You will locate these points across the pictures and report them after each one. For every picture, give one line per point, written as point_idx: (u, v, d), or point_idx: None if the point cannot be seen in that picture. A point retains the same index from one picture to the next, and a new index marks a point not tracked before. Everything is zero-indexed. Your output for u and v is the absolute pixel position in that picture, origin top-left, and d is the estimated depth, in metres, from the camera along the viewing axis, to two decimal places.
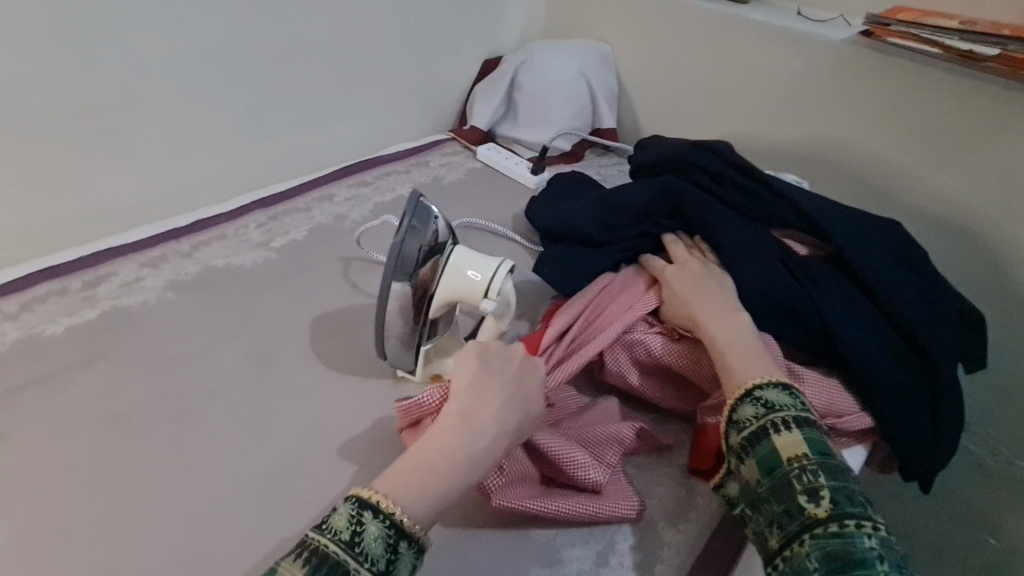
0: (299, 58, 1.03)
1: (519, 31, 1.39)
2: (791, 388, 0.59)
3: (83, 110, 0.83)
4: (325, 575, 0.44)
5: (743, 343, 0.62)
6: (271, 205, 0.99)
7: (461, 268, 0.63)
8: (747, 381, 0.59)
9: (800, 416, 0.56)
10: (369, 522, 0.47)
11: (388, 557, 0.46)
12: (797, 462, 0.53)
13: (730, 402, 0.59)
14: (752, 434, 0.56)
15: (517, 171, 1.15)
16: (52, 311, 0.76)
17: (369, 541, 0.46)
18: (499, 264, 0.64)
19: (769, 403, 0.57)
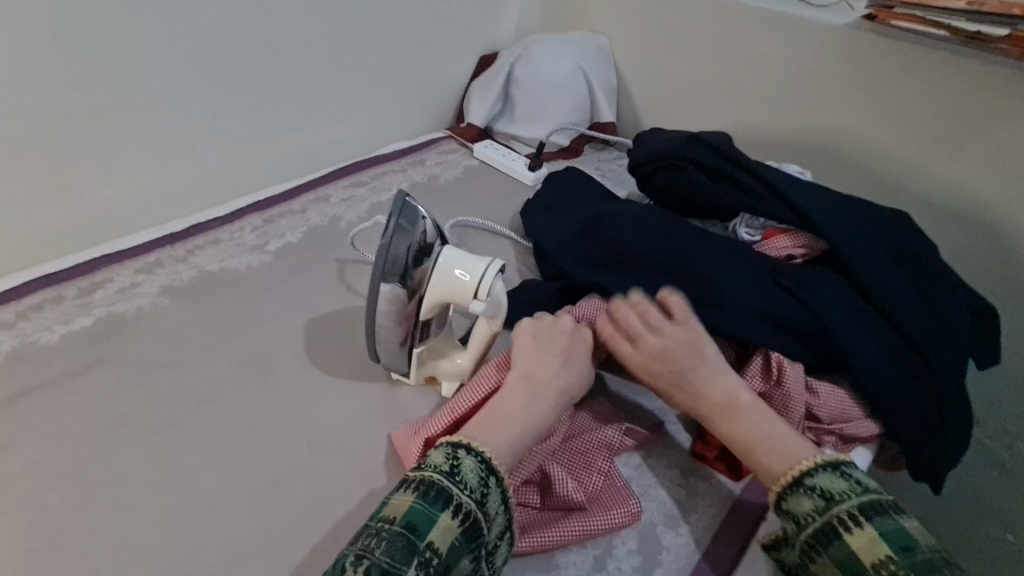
0: (293, 59, 1.03)
1: (515, 25, 1.37)
2: (846, 469, 0.54)
3: (76, 116, 0.83)
4: (432, 501, 0.48)
5: (768, 435, 0.59)
6: (266, 207, 0.98)
7: (450, 268, 0.62)
8: (785, 470, 0.56)
9: (869, 503, 0.51)
10: (464, 457, 0.52)
11: (482, 490, 0.50)
12: (882, 567, 0.48)
13: (778, 493, 0.55)
14: (819, 530, 0.51)
15: (515, 167, 1.13)
16: (48, 318, 0.76)
17: (466, 473, 0.50)
18: (489, 264, 0.62)
19: (826, 492, 0.53)
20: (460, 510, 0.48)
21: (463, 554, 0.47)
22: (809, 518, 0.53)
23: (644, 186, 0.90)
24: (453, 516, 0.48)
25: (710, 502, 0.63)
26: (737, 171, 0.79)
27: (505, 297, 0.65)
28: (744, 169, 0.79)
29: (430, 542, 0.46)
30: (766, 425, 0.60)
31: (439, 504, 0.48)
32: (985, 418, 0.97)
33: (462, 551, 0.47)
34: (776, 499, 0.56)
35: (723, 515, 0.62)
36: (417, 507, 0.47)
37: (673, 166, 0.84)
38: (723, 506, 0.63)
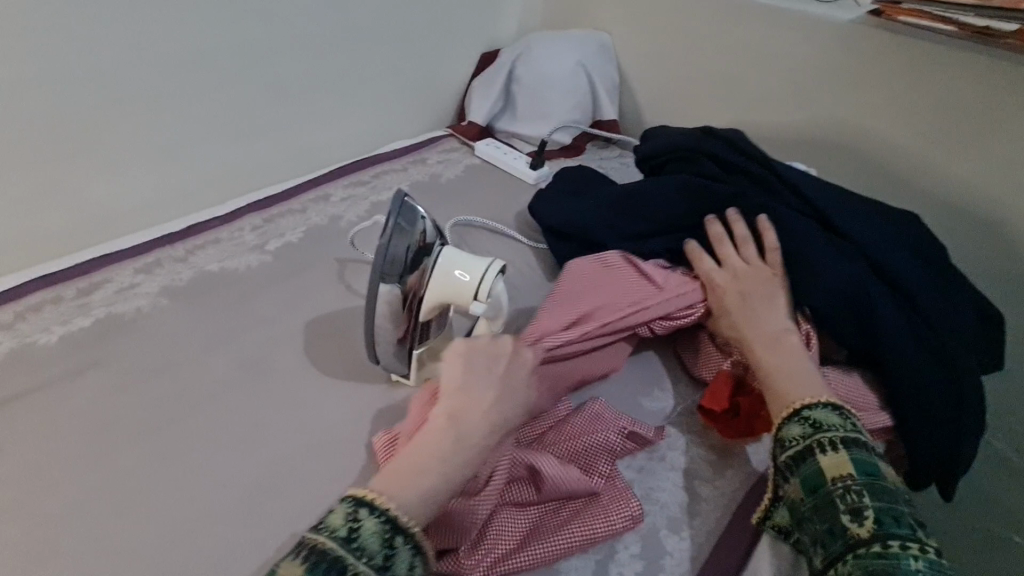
0: (293, 57, 1.02)
1: (517, 23, 1.36)
2: (842, 408, 0.56)
3: (74, 116, 0.82)
4: (324, 571, 0.42)
5: (794, 370, 0.60)
6: (266, 207, 0.98)
7: (449, 268, 0.61)
8: (800, 400, 0.57)
9: (851, 437, 0.53)
10: (365, 516, 0.46)
11: (386, 552, 0.45)
12: (842, 483, 0.51)
13: (776, 421, 0.57)
14: (797, 452, 0.54)
15: (517, 166, 1.12)
16: (47, 318, 0.76)
17: (366, 536, 0.45)
18: (490, 265, 0.62)
19: (817, 423, 0.55)
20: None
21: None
22: (793, 442, 0.55)
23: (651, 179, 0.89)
24: None
25: (713, 505, 0.62)
26: (752, 164, 0.79)
27: (506, 297, 0.64)
28: (759, 163, 0.79)
29: None
30: (792, 359, 0.61)
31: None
32: (994, 420, 0.95)
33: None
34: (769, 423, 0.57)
35: (727, 517, 0.61)
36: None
37: (685, 158, 0.83)
38: (726, 509, 0.62)
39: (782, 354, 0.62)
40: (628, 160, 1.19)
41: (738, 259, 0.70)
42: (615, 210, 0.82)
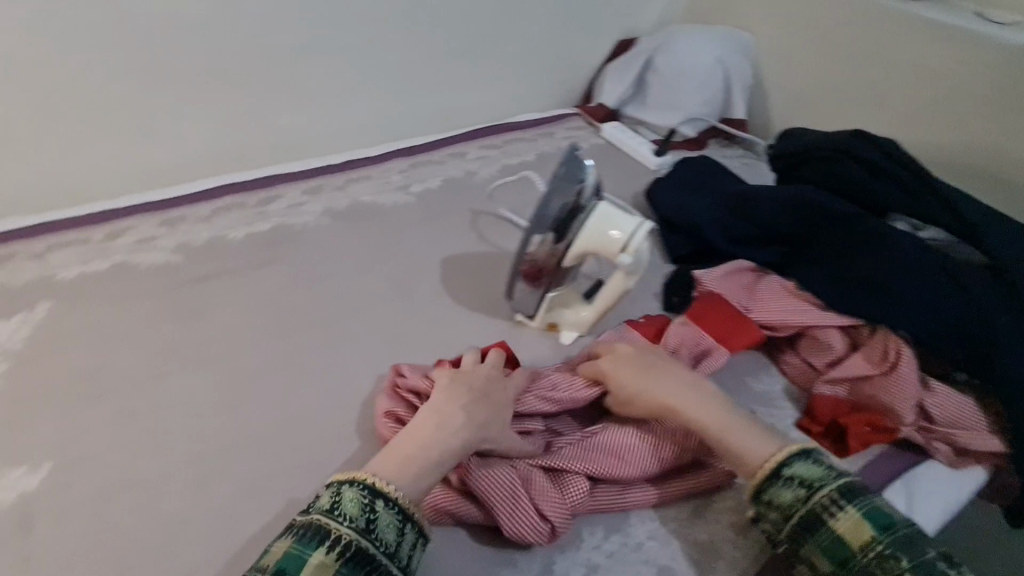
0: (455, 22, 1.11)
1: (658, 15, 1.40)
2: (813, 451, 0.54)
3: (275, 50, 0.96)
4: (306, 539, 0.44)
5: (726, 422, 0.57)
6: (410, 155, 1.09)
7: (602, 219, 0.66)
8: (760, 465, 0.54)
9: (848, 488, 0.51)
10: (346, 489, 0.48)
11: (367, 516, 0.46)
12: (869, 548, 0.48)
13: (756, 487, 0.53)
14: (805, 519, 0.51)
15: (641, 151, 1.16)
16: (235, 218, 0.90)
17: (346, 504, 0.47)
18: (638, 225, 0.66)
19: (804, 480, 0.52)
20: (340, 544, 0.44)
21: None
22: (790, 509, 0.52)
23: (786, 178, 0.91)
24: (329, 550, 0.44)
25: None
26: (902, 170, 0.78)
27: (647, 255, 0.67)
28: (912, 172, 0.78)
29: None
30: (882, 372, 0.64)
31: (314, 541, 0.44)
32: None
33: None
34: (752, 491, 0.54)
35: None
36: (291, 549, 0.44)
37: (827, 158, 0.84)
38: None
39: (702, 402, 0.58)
40: (749, 161, 1.19)
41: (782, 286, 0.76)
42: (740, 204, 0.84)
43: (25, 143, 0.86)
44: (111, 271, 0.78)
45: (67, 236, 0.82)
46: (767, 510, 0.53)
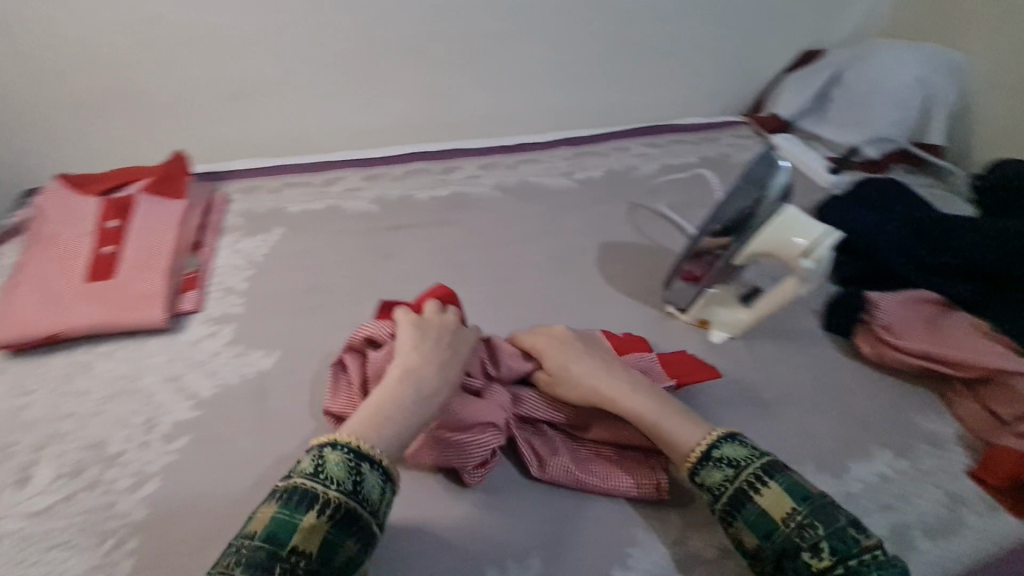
0: (641, 21, 1.14)
1: (854, 28, 1.31)
2: (743, 435, 0.55)
3: (477, 38, 1.07)
4: (294, 504, 0.44)
5: (659, 413, 0.57)
6: (576, 144, 1.14)
7: (787, 225, 0.63)
8: (691, 450, 0.54)
9: (770, 465, 0.51)
10: (329, 452, 0.47)
11: (353, 477, 0.46)
12: (790, 520, 0.48)
13: (690, 467, 0.54)
14: (731, 497, 0.51)
15: (813, 167, 1.11)
16: (423, 181, 1.02)
17: (330, 465, 0.46)
18: (825, 232, 0.63)
19: (730, 460, 0.52)
20: (327, 503, 0.44)
21: (344, 542, 0.44)
22: (720, 490, 0.52)
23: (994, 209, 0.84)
24: (319, 511, 0.44)
25: (985, 538, 0.58)
26: None
27: (825, 266, 0.64)
28: None
29: (296, 545, 0.42)
30: None
31: (302, 504, 0.44)
32: None
33: (342, 541, 0.44)
34: (687, 474, 0.54)
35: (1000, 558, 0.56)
36: (277, 514, 0.43)
37: None
38: (1001, 550, 0.57)
39: (644, 398, 0.58)
40: (941, 192, 1.08)
41: (968, 327, 0.71)
42: (934, 232, 0.80)
43: (275, 100, 1.05)
44: (325, 212, 0.94)
45: (295, 179, 1.00)
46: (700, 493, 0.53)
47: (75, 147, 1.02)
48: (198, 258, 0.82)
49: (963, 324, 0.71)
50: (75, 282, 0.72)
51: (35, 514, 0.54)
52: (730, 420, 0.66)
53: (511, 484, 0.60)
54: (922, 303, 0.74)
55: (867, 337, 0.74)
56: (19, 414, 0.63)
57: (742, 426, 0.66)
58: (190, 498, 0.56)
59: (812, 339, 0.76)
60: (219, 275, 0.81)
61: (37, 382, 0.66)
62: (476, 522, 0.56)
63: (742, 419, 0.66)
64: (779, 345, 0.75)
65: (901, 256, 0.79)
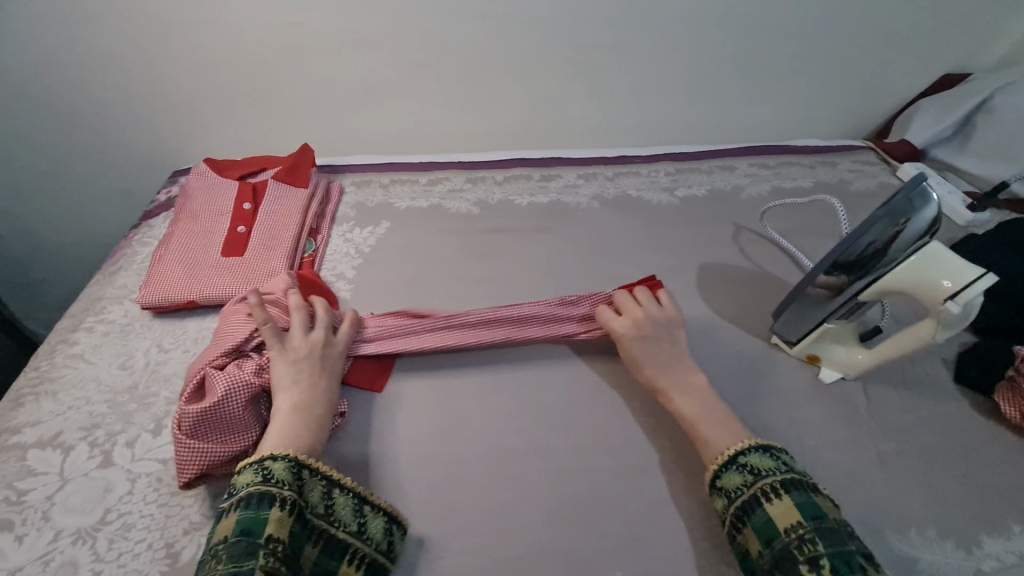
0: (762, 39, 1.09)
1: (1010, 51, 1.18)
2: (775, 451, 0.53)
3: (589, 50, 1.07)
4: (258, 503, 0.47)
5: (704, 413, 0.59)
6: (679, 160, 1.11)
7: (931, 264, 0.57)
8: (722, 452, 0.54)
9: (792, 481, 0.50)
10: (273, 461, 0.51)
11: (299, 481, 0.50)
12: (793, 531, 0.46)
13: (713, 471, 0.53)
14: (743, 502, 0.50)
15: (950, 200, 1.00)
16: (524, 187, 1.04)
17: (277, 471, 0.50)
18: (977, 273, 0.56)
19: (753, 469, 0.51)
20: (288, 503, 0.48)
21: (304, 542, 0.48)
22: (735, 494, 0.51)
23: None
24: (282, 508, 0.47)
25: None
26: None
27: (976, 312, 0.57)
28: None
29: (268, 536, 0.46)
30: None
31: (265, 504, 0.47)
32: None
33: (304, 540, 0.48)
34: (708, 475, 0.54)
35: None
36: (242, 518, 0.46)
37: None
38: None
39: (700, 404, 0.60)
40: None
41: None
42: None
43: (392, 101, 1.11)
44: (430, 209, 0.98)
45: (403, 176, 1.05)
46: (714, 494, 0.52)
47: (217, 135, 1.14)
48: (314, 242, 0.88)
49: None
50: (213, 256, 0.80)
51: (165, 460, 0.60)
52: (844, 468, 0.61)
53: (600, 501, 0.58)
54: None
55: (1014, 398, 0.64)
56: (157, 369, 0.70)
57: (859, 477, 0.60)
58: None
59: (942, 391, 0.69)
60: (331, 260, 0.86)
61: (174, 341, 0.74)
62: (562, 534, 0.55)
63: (852, 468, 0.61)
64: (905, 393, 0.68)
65: None
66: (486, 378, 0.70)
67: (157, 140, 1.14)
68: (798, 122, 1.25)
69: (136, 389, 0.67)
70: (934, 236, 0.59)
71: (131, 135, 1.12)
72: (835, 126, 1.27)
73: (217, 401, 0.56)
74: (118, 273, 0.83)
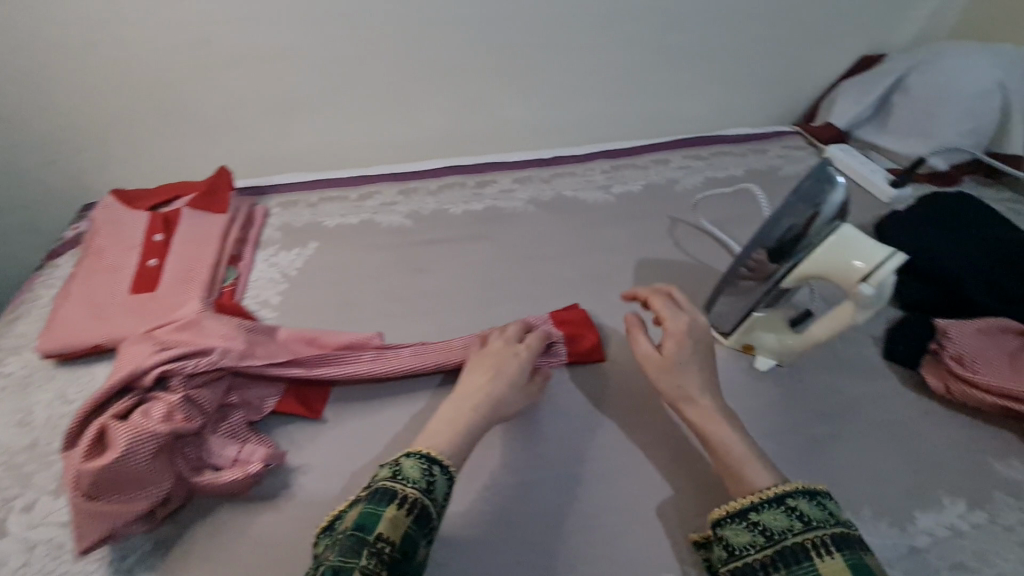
0: (685, 30, 1.10)
1: (921, 29, 1.22)
2: (828, 500, 0.48)
3: (515, 52, 1.06)
4: (378, 500, 0.45)
5: (736, 445, 0.54)
6: (614, 158, 1.11)
7: (845, 246, 0.58)
8: (761, 491, 0.49)
9: (843, 536, 0.44)
10: (404, 460, 0.49)
11: (427, 479, 0.48)
12: None
13: (751, 516, 0.48)
14: (786, 549, 0.44)
15: (873, 180, 1.02)
16: (460, 195, 1.01)
17: (407, 468, 0.48)
18: (888, 253, 0.57)
19: (803, 516, 0.46)
20: (404, 503, 0.45)
21: (421, 543, 0.45)
22: (778, 538, 0.46)
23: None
24: (399, 509, 0.45)
25: None
26: None
27: (891, 290, 0.58)
28: None
29: (380, 535, 0.43)
30: None
31: (385, 498, 0.45)
32: None
33: (420, 541, 0.45)
34: (743, 508, 0.49)
35: None
36: (364, 509, 0.45)
37: None
38: None
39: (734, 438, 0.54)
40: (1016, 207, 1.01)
41: None
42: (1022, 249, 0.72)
43: (318, 114, 1.07)
44: (361, 225, 0.94)
45: (332, 193, 1.01)
46: (745, 532, 0.47)
47: (132, 163, 1.08)
48: (236, 270, 0.84)
49: None
50: (121, 293, 0.75)
51: (67, 523, 0.55)
52: (781, 457, 0.61)
53: None
54: (998, 327, 0.66)
55: (937, 369, 0.67)
56: (61, 422, 0.65)
57: (796, 465, 0.60)
58: (212, 516, 0.56)
59: (873, 370, 0.70)
60: (254, 287, 0.82)
61: (80, 391, 0.68)
62: None
63: (788, 455, 0.61)
64: (839, 375, 0.68)
65: (976, 280, 0.72)
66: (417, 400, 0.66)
67: (66, 174, 1.07)
68: (729, 111, 1.27)
69: (35, 447, 0.62)
70: (846, 219, 0.60)
71: (35, 169, 1.05)
72: (765, 113, 1.29)
73: (117, 457, 0.51)
74: (18, 321, 0.77)
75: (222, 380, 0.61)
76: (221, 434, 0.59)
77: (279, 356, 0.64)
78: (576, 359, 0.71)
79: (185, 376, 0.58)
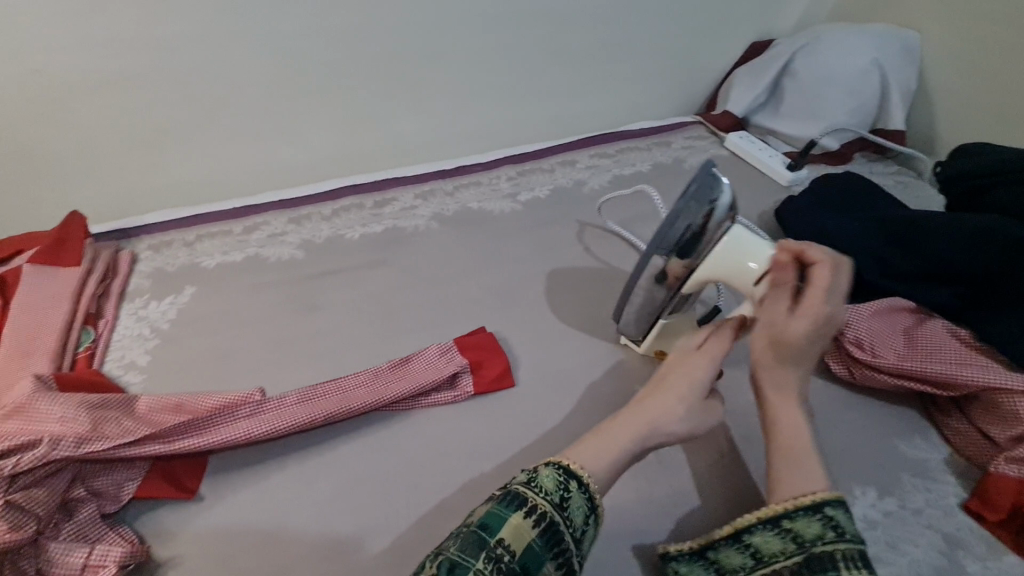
0: (577, 27, 1.08)
1: (803, 13, 1.27)
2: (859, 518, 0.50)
3: (403, 60, 1.00)
4: (508, 502, 0.46)
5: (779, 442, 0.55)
6: (520, 163, 1.06)
7: (736, 249, 0.57)
8: (799, 495, 0.51)
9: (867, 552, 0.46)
10: (544, 469, 0.49)
11: (562, 493, 0.47)
12: None
13: (788, 516, 0.50)
14: (813, 556, 0.46)
15: (772, 164, 1.04)
16: (356, 218, 0.93)
17: (544, 477, 0.48)
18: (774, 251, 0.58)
19: (838, 528, 0.48)
20: (535, 511, 0.45)
21: (546, 560, 0.44)
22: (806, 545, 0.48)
23: (978, 200, 0.80)
24: (528, 516, 0.45)
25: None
26: None
27: None
28: None
29: (502, 539, 0.43)
30: None
31: (516, 503, 0.45)
32: None
33: (544, 558, 0.44)
34: (780, 510, 0.50)
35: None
36: (493, 508, 0.45)
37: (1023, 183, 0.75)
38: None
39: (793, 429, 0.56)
40: (902, 179, 1.06)
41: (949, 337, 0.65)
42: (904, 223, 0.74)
43: (190, 142, 0.96)
44: (245, 263, 0.85)
45: (210, 229, 0.90)
46: (772, 534, 0.49)
47: None
48: (94, 331, 0.73)
49: (942, 337, 0.65)
50: None
51: None
52: None
53: None
54: (887, 308, 0.67)
55: (838, 353, 0.67)
56: None
57: None
58: None
59: None
60: (118, 349, 0.72)
61: None
62: None
63: None
64: None
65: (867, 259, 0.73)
66: (312, 458, 0.60)
67: None
68: (633, 106, 1.26)
69: None
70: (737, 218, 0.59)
71: None
72: (668, 105, 1.29)
73: None
74: None
75: (62, 473, 0.52)
76: (65, 537, 0.51)
77: (134, 434, 0.55)
78: (484, 388, 0.67)
79: (6, 477, 0.49)
